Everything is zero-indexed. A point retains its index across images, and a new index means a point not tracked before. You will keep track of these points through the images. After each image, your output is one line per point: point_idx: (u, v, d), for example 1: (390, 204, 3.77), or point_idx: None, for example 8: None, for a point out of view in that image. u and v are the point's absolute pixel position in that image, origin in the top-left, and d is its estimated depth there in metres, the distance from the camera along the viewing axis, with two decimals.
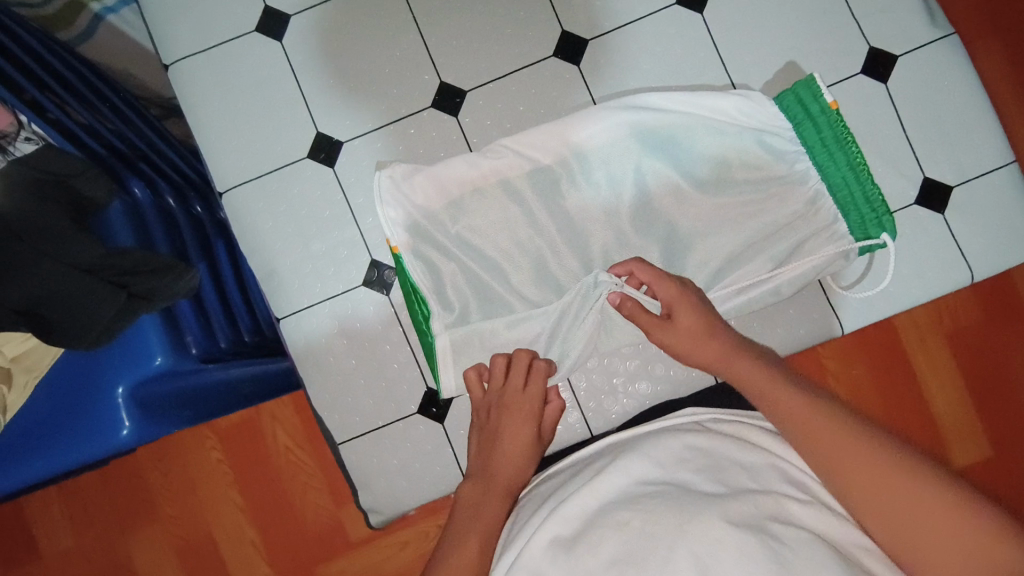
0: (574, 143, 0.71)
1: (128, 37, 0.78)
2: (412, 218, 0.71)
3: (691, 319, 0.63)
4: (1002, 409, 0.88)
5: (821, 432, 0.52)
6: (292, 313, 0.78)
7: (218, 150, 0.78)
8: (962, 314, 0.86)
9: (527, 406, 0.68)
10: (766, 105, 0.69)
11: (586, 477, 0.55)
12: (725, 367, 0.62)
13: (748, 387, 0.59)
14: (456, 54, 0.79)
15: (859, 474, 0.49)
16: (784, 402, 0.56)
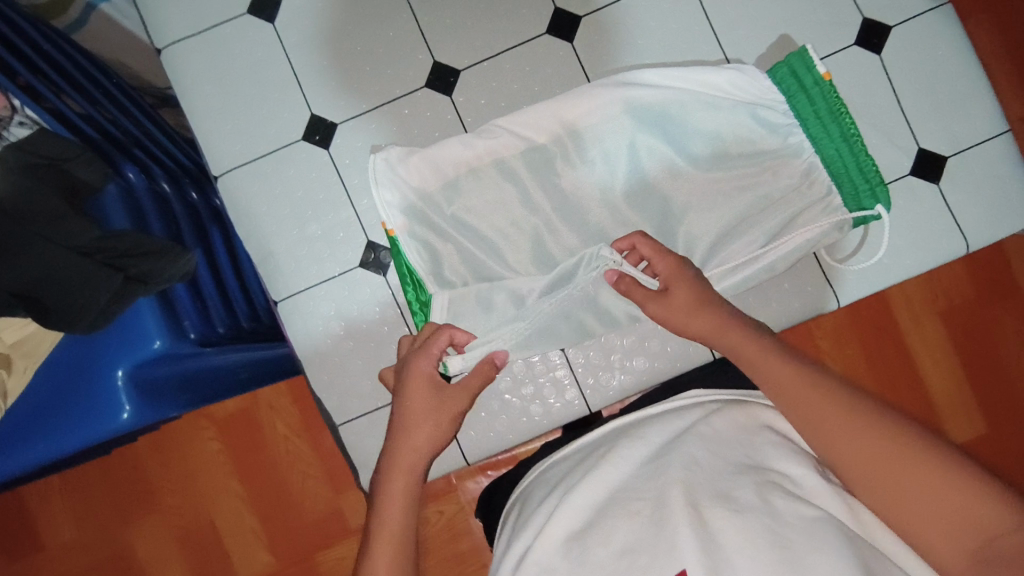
0: (568, 122, 0.71)
1: (120, 25, 0.76)
2: (408, 200, 0.71)
3: (684, 296, 0.62)
4: (994, 382, 0.89)
5: (822, 415, 0.51)
6: (290, 296, 0.78)
7: (214, 135, 0.78)
8: (955, 289, 0.86)
9: (422, 370, 0.62)
10: (761, 79, 0.68)
11: (594, 459, 0.56)
12: (717, 340, 0.60)
13: (742, 360, 0.58)
14: (450, 33, 0.79)
15: (860, 449, 0.49)
16: (777, 377, 0.55)
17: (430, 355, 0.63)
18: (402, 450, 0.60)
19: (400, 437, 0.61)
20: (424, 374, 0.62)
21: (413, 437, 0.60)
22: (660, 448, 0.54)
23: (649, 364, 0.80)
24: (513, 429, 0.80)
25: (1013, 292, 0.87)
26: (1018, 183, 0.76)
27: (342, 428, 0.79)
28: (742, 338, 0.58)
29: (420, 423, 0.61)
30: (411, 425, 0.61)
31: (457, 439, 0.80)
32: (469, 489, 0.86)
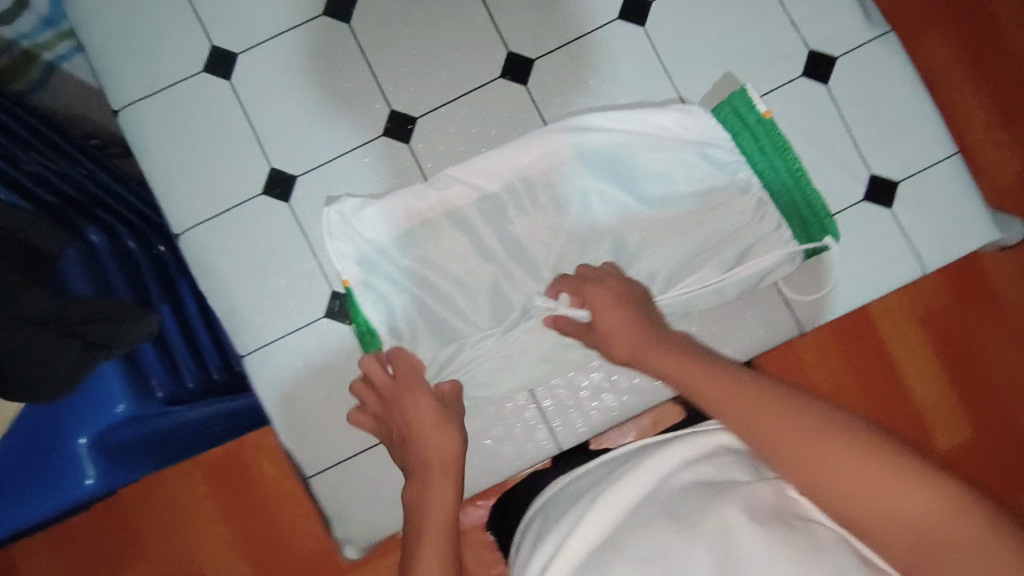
0: (516, 170, 0.75)
1: (79, 80, 0.84)
2: (362, 252, 0.75)
3: (618, 323, 0.66)
4: (977, 387, 0.90)
5: (765, 421, 0.49)
6: (255, 349, 0.78)
7: (175, 192, 0.78)
8: (932, 299, 0.88)
9: (416, 392, 0.70)
10: (706, 119, 0.73)
11: (614, 477, 0.58)
12: (661, 366, 0.60)
13: (687, 382, 0.56)
14: (406, 82, 0.80)
15: (815, 459, 0.45)
16: (720, 392, 0.53)
17: (426, 389, 0.70)
18: (430, 461, 0.65)
19: (421, 450, 0.66)
20: (421, 396, 0.70)
21: (434, 444, 0.67)
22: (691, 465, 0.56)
23: (618, 399, 0.80)
24: (484, 472, 0.79)
25: (986, 302, 0.88)
26: (969, 203, 0.77)
27: (314, 479, 0.78)
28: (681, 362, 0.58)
29: (434, 432, 0.67)
30: (424, 437, 0.67)
31: None
32: (470, 516, 0.84)
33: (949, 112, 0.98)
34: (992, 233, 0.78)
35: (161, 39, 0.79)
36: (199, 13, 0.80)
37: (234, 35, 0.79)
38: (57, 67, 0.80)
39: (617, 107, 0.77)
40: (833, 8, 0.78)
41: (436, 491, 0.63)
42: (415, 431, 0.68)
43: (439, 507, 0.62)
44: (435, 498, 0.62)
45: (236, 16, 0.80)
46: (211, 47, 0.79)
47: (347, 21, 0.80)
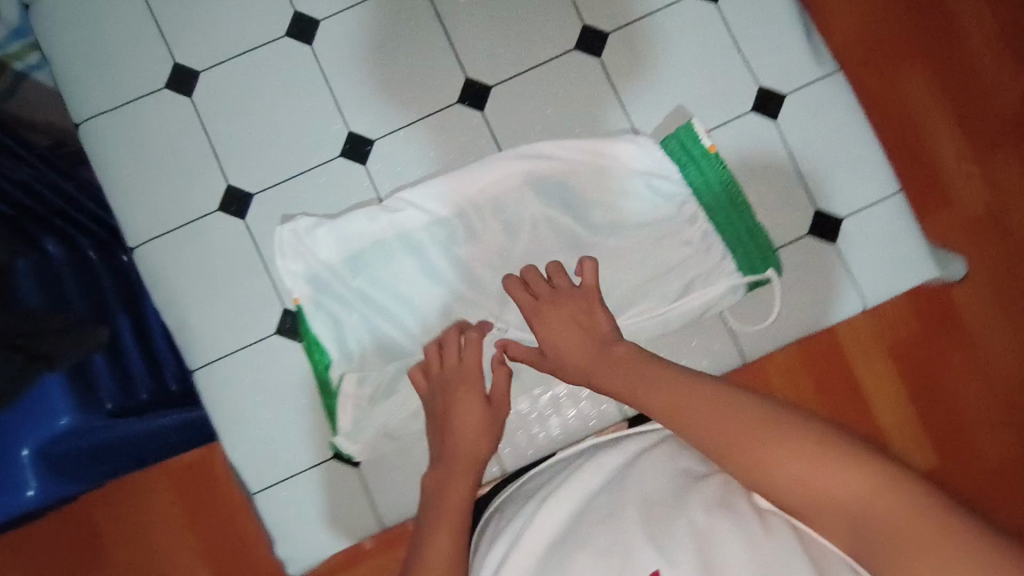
0: (466, 196, 0.77)
1: (48, 87, 0.82)
2: (313, 272, 0.77)
3: (573, 343, 0.61)
4: (942, 422, 0.79)
5: (729, 426, 0.48)
6: (206, 364, 0.79)
7: (132, 207, 0.79)
8: (902, 322, 0.78)
9: (472, 385, 0.69)
10: (654, 150, 0.75)
11: (582, 474, 0.60)
12: (609, 377, 0.57)
13: (630, 388, 0.55)
14: (365, 104, 0.81)
15: (781, 471, 0.45)
16: (672, 401, 0.52)
17: (476, 388, 0.69)
18: (459, 454, 0.64)
19: (457, 439, 0.66)
20: (474, 391, 0.68)
21: (471, 438, 0.66)
22: (652, 460, 0.59)
23: (564, 424, 0.80)
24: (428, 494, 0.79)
25: (959, 327, 0.79)
26: (910, 241, 0.79)
27: (259, 494, 0.80)
28: (637, 363, 0.56)
29: (477, 428, 0.66)
30: (465, 429, 0.66)
31: (373, 506, 0.80)
32: None
33: None
34: (934, 271, 0.79)
35: (125, 54, 0.80)
36: (163, 30, 0.81)
37: (196, 53, 0.80)
38: (24, 75, 0.79)
39: (569, 136, 0.79)
40: (785, 46, 0.80)
41: (454, 484, 0.62)
42: (455, 421, 0.67)
43: (453, 499, 0.61)
44: (451, 493, 0.61)
45: (200, 34, 0.81)
46: (174, 64, 0.80)
47: (310, 43, 0.81)
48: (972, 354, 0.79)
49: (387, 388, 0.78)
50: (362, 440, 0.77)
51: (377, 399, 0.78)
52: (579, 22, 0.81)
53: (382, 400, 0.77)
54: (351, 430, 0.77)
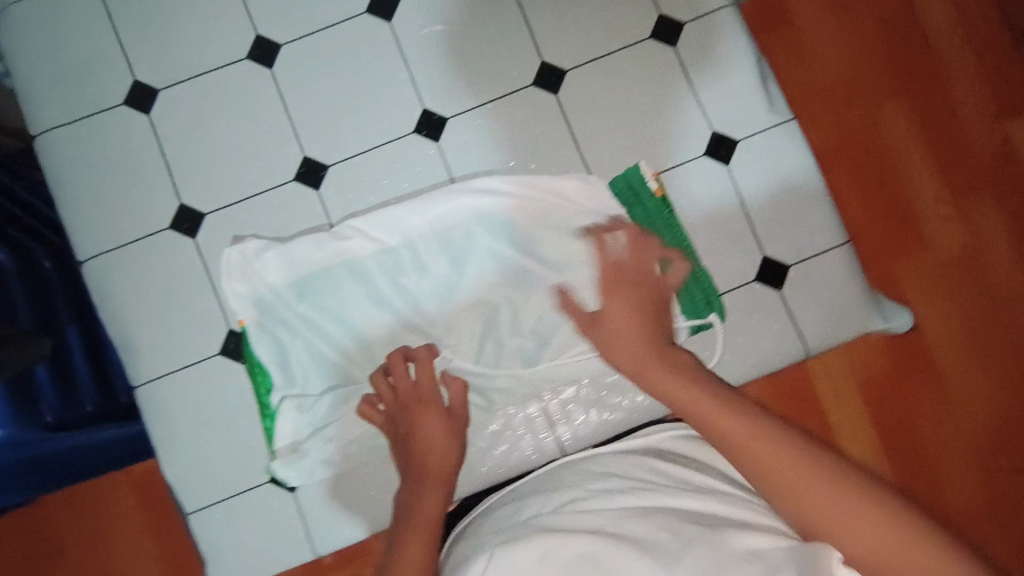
0: (415, 227, 0.78)
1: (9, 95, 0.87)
2: (258, 295, 0.77)
3: (630, 352, 0.60)
4: (902, 445, 0.98)
5: (775, 465, 0.47)
6: (147, 381, 0.79)
7: (83, 220, 0.80)
8: (870, 366, 0.96)
9: (431, 402, 0.71)
10: (601, 191, 0.78)
11: (550, 491, 0.59)
12: (665, 395, 0.54)
13: (697, 418, 0.51)
14: (322, 130, 0.81)
15: (773, 477, 0.47)
16: (740, 439, 0.48)
17: (441, 406, 0.70)
18: (428, 468, 0.66)
19: (421, 455, 0.67)
20: (433, 411, 0.70)
21: (435, 448, 0.68)
22: (625, 476, 0.58)
23: (504, 459, 0.79)
24: (362, 523, 0.79)
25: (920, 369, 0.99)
26: (855, 290, 0.80)
27: (193, 516, 0.79)
28: (673, 380, 0.54)
29: (440, 444, 0.68)
30: (427, 444, 0.68)
31: (307, 533, 0.80)
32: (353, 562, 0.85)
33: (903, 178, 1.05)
34: (876, 320, 0.81)
35: (86, 69, 0.81)
36: (124, 47, 0.81)
37: (157, 71, 0.81)
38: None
39: (519, 172, 0.80)
40: (740, 92, 0.81)
41: (427, 493, 0.63)
42: (416, 439, 0.68)
43: (427, 510, 0.61)
44: (427, 501, 0.62)
45: (161, 52, 0.81)
46: (134, 81, 0.81)
47: (269, 67, 0.82)
48: (951, 394, 0.99)
49: (325, 415, 0.78)
50: (298, 466, 0.77)
51: (318, 425, 0.78)
52: (537, 58, 0.82)
53: (326, 426, 0.78)
54: (289, 455, 0.77)
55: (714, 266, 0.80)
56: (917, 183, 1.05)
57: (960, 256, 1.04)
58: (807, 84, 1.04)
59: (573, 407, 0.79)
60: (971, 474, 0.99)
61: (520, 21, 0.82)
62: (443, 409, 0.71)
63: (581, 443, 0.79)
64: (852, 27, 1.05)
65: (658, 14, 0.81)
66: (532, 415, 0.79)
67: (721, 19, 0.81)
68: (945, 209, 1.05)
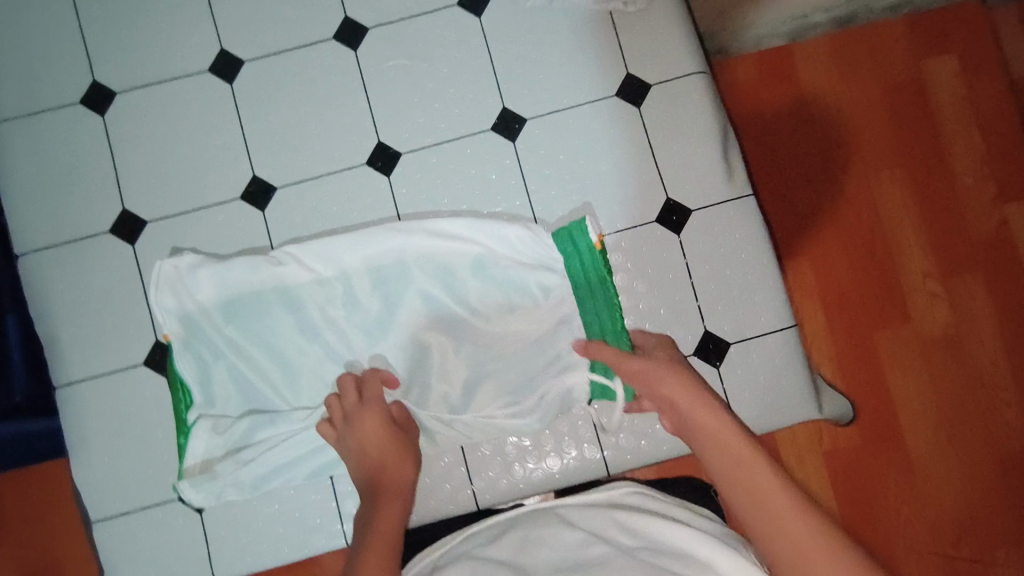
0: (351, 262, 0.77)
1: None
2: (186, 311, 0.76)
3: (675, 388, 0.67)
4: (865, 497, 1.10)
5: (772, 500, 0.58)
6: (67, 383, 0.78)
7: (25, 214, 0.79)
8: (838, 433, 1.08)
9: (382, 415, 0.72)
10: (540, 238, 0.74)
11: (522, 545, 0.64)
12: (705, 430, 0.64)
13: (732, 455, 0.62)
14: (275, 151, 0.81)
15: (789, 526, 0.56)
16: (767, 488, 0.59)
17: (381, 408, 0.72)
18: (388, 487, 0.68)
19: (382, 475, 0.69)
20: (387, 424, 0.71)
21: (392, 470, 0.70)
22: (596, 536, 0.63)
23: (416, 507, 0.78)
24: (265, 554, 0.77)
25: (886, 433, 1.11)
26: (795, 378, 0.78)
27: (95, 527, 0.77)
28: (699, 409, 0.65)
29: (395, 460, 0.70)
30: (387, 464, 0.70)
31: (209, 557, 0.77)
32: None
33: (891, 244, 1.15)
34: (814, 411, 0.78)
35: (49, 65, 0.81)
36: (89, 48, 0.81)
37: (118, 75, 0.81)
38: None
39: (463, 215, 0.79)
40: (699, 162, 0.80)
41: (388, 513, 0.66)
42: (370, 455, 0.70)
43: (388, 525, 0.65)
44: (384, 520, 0.65)
45: (125, 56, 0.81)
46: (94, 82, 0.81)
47: (230, 81, 0.81)
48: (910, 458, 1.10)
49: (242, 438, 0.76)
50: (206, 488, 0.74)
51: (235, 448, 0.76)
52: (499, 103, 0.81)
53: (245, 450, 0.76)
54: (200, 477, 0.74)
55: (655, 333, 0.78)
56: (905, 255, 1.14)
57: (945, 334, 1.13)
58: (802, 127, 1.17)
59: (492, 460, 0.79)
60: (921, 536, 1.09)
61: (487, 64, 0.81)
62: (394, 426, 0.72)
63: (498, 497, 0.79)
64: (853, 84, 1.16)
65: (627, 73, 0.81)
66: (453, 465, 0.79)
67: (690, 85, 0.81)
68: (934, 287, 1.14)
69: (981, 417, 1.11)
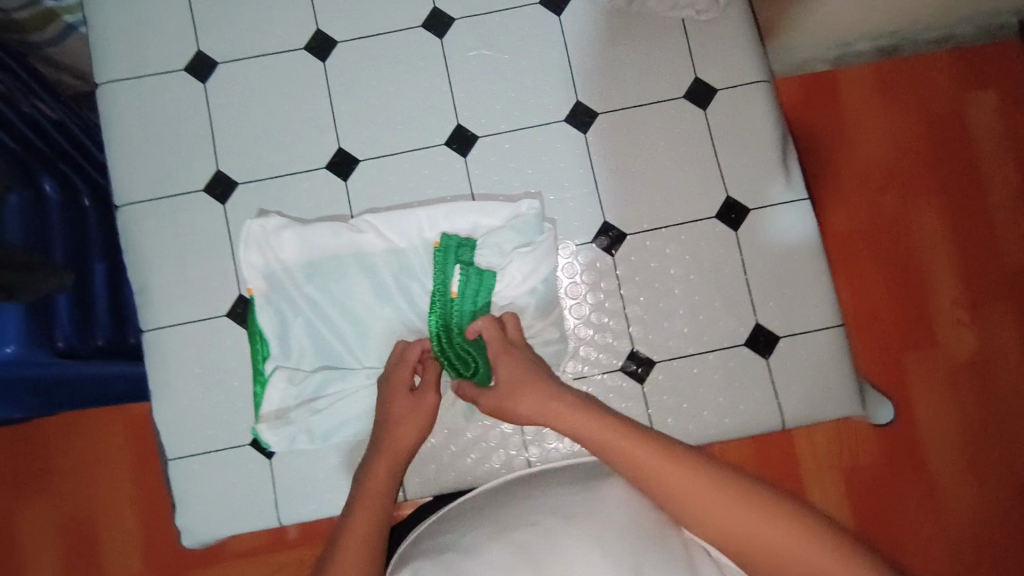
0: (426, 234, 0.82)
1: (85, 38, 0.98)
2: (271, 269, 0.81)
3: (534, 404, 0.72)
4: (880, 504, 1.20)
5: (676, 481, 0.64)
6: (154, 328, 0.84)
7: (126, 170, 0.85)
8: (852, 445, 1.21)
9: (402, 378, 0.77)
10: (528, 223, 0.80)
11: (510, 491, 0.73)
12: (593, 435, 0.68)
13: (619, 450, 0.67)
14: (360, 127, 0.86)
15: (688, 492, 0.63)
16: (663, 471, 0.65)
17: (406, 368, 0.77)
18: (387, 450, 0.74)
19: (388, 436, 0.74)
20: (403, 380, 0.77)
21: (401, 433, 0.74)
22: (583, 487, 0.71)
23: (471, 470, 0.83)
24: (329, 498, 0.83)
25: (901, 443, 1.22)
26: (839, 374, 0.82)
27: (172, 463, 0.83)
28: (568, 411, 0.71)
29: (407, 421, 0.75)
30: (397, 425, 0.74)
31: (276, 500, 0.83)
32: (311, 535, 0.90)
33: (927, 266, 1.25)
34: (855, 408, 0.82)
35: (156, 34, 0.87)
36: (196, 20, 0.87)
37: (221, 47, 0.87)
38: (73, 29, 0.96)
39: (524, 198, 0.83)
40: (759, 163, 0.84)
41: (377, 478, 0.72)
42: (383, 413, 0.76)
43: (379, 479, 0.72)
44: (373, 482, 0.72)
45: (226, 29, 0.87)
46: (198, 51, 0.87)
47: (323, 60, 0.87)
48: (928, 468, 1.21)
49: (315, 391, 0.82)
50: (283, 432, 0.81)
51: (310, 398, 0.82)
52: (574, 97, 0.86)
53: (321, 401, 0.81)
54: (275, 422, 0.81)
55: (707, 323, 0.83)
56: (938, 276, 1.25)
57: (972, 359, 1.23)
58: (851, 154, 1.29)
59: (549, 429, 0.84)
60: (932, 539, 1.19)
61: (563, 59, 0.87)
62: (410, 384, 0.77)
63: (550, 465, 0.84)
64: (894, 116, 1.29)
65: (695, 76, 0.86)
66: (509, 430, 0.83)
67: (754, 91, 0.86)
68: (962, 313, 1.25)
69: (996, 427, 1.22)
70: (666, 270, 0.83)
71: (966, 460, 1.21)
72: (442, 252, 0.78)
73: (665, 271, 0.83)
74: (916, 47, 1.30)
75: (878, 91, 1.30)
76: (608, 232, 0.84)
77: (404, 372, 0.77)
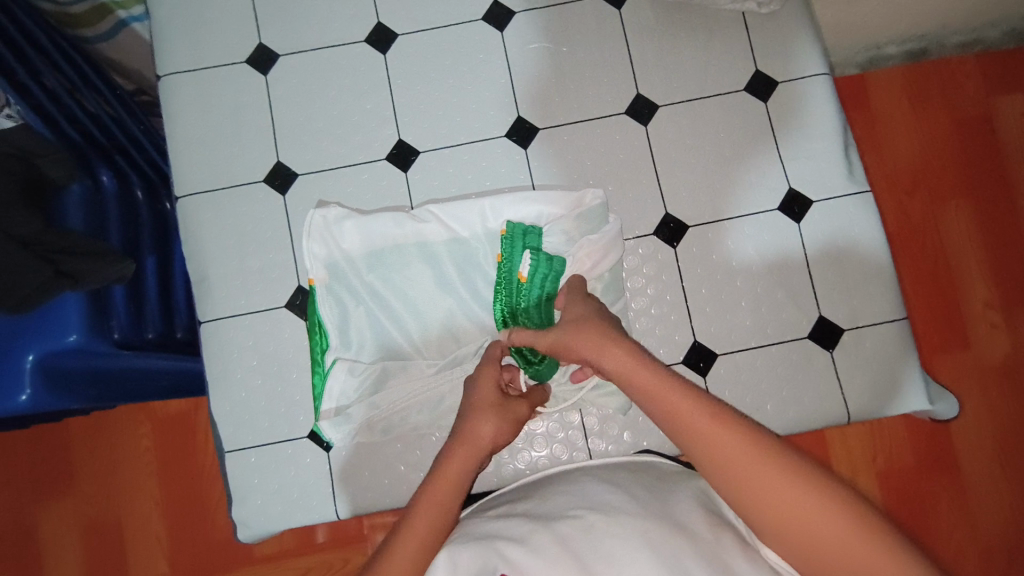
0: (490, 224, 0.80)
1: (142, 38, 1.00)
2: (332, 258, 0.80)
3: (588, 344, 0.64)
4: (912, 506, 1.19)
5: (733, 460, 0.53)
6: (213, 319, 0.83)
7: (186, 160, 0.85)
8: (886, 446, 1.20)
9: (491, 372, 0.72)
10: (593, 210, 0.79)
11: (545, 492, 0.68)
12: (648, 389, 0.59)
13: (677, 420, 0.57)
14: (421, 118, 0.86)
15: (747, 474, 0.53)
16: (723, 446, 0.54)
17: (497, 367, 0.73)
18: (467, 440, 0.68)
19: (465, 423, 0.69)
20: (490, 375, 0.72)
21: (482, 426, 0.68)
22: (632, 477, 0.67)
23: (532, 462, 0.82)
24: (388, 491, 0.81)
25: (935, 443, 1.20)
26: (905, 366, 0.81)
27: (229, 455, 0.82)
28: (619, 358, 0.62)
29: (491, 411, 0.69)
30: (478, 414, 0.69)
31: (334, 494, 0.81)
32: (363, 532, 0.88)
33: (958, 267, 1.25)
34: (922, 402, 0.81)
35: (218, 28, 0.88)
36: (258, 14, 0.88)
37: (282, 40, 0.88)
38: (125, 24, 0.96)
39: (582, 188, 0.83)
40: (822, 154, 0.84)
41: (448, 470, 0.65)
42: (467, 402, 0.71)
43: (451, 469, 0.65)
44: (444, 474, 0.65)
45: (288, 23, 0.88)
46: (260, 44, 0.88)
47: (384, 52, 0.87)
48: (961, 471, 1.19)
49: (374, 383, 0.80)
50: (344, 430, 0.80)
51: (371, 390, 0.80)
52: (634, 89, 0.86)
53: (383, 395, 0.79)
54: (335, 418, 0.79)
55: (771, 316, 0.82)
56: (971, 278, 1.24)
57: (1005, 364, 1.22)
58: (887, 154, 1.29)
59: (610, 422, 0.83)
60: (968, 544, 1.17)
61: (623, 52, 0.87)
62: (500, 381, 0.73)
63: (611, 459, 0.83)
64: (927, 116, 1.29)
65: (756, 70, 0.86)
66: (571, 422, 0.83)
67: (814, 84, 0.86)
68: (995, 316, 1.23)
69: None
70: (728, 262, 0.83)
71: (999, 463, 1.19)
72: (512, 237, 0.77)
73: (728, 263, 0.83)
74: (945, 50, 1.29)
75: (910, 92, 1.30)
76: (670, 224, 0.84)
77: (492, 366, 0.72)
